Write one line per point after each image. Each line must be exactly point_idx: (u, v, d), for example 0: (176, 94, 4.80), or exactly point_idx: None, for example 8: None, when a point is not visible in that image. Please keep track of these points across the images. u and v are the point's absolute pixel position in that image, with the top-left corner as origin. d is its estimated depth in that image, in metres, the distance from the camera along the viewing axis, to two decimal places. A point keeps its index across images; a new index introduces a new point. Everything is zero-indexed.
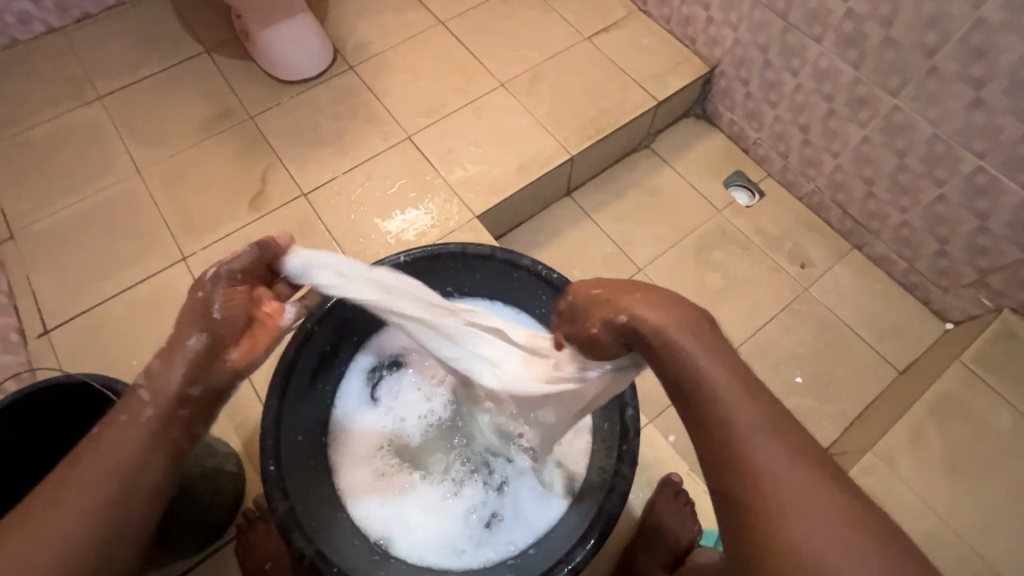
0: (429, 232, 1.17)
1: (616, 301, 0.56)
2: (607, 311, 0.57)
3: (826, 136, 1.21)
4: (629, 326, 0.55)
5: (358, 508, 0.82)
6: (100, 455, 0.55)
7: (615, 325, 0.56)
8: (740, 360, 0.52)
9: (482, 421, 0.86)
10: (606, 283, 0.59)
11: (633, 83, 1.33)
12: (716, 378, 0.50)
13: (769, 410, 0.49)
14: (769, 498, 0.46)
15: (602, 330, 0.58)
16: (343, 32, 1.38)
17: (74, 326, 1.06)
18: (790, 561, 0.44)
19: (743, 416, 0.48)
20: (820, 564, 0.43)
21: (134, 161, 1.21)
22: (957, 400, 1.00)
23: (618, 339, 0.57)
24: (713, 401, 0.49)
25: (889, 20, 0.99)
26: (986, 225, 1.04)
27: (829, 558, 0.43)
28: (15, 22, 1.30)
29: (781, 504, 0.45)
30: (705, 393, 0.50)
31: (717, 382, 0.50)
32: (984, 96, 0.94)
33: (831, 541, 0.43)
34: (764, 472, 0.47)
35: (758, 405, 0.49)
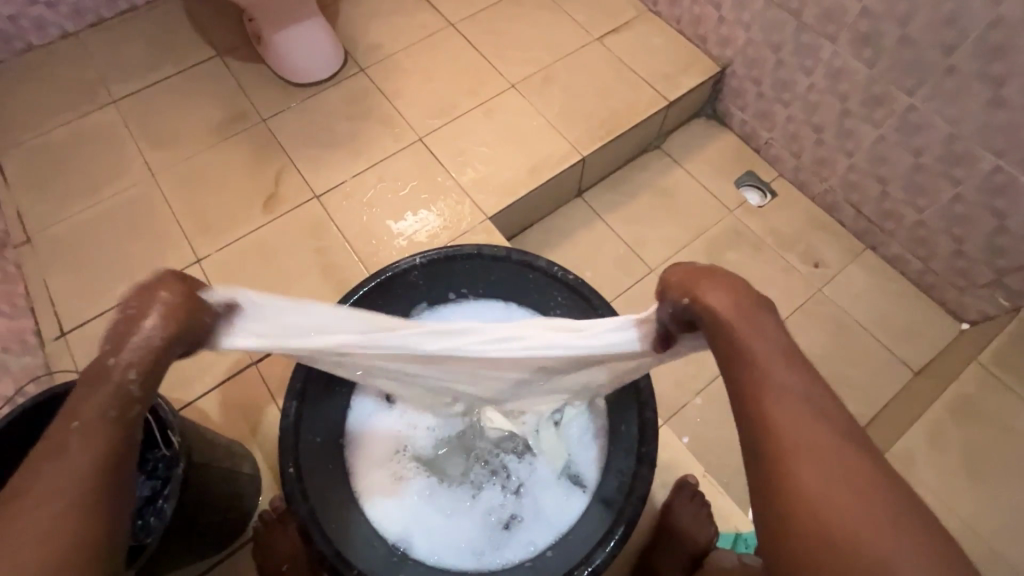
0: (441, 233, 1.17)
1: (689, 284, 0.54)
2: (676, 295, 0.55)
3: (840, 135, 1.20)
4: (693, 309, 0.53)
5: (376, 510, 0.82)
6: (68, 453, 0.45)
7: (681, 308, 0.55)
8: (787, 336, 0.51)
9: (493, 431, 0.86)
10: (685, 266, 0.56)
11: (644, 83, 1.33)
12: (759, 354, 0.49)
13: (806, 376, 0.48)
14: (797, 452, 0.45)
15: (670, 314, 0.57)
16: (354, 34, 1.38)
17: (91, 328, 1.07)
18: (814, 515, 0.42)
19: (778, 389, 0.47)
20: (844, 519, 0.42)
21: (148, 164, 1.22)
22: (976, 401, 0.99)
23: (683, 320, 0.56)
24: (751, 365, 0.49)
25: (906, 18, 0.99)
26: (1004, 225, 1.04)
27: (851, 513, 0.42)
28: (31, 27, 1.31)
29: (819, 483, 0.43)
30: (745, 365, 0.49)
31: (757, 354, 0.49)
32: (1003, 95, 0.93)
33: (870, 517, 0.42)
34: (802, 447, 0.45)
35: (801, 382, 0.48)
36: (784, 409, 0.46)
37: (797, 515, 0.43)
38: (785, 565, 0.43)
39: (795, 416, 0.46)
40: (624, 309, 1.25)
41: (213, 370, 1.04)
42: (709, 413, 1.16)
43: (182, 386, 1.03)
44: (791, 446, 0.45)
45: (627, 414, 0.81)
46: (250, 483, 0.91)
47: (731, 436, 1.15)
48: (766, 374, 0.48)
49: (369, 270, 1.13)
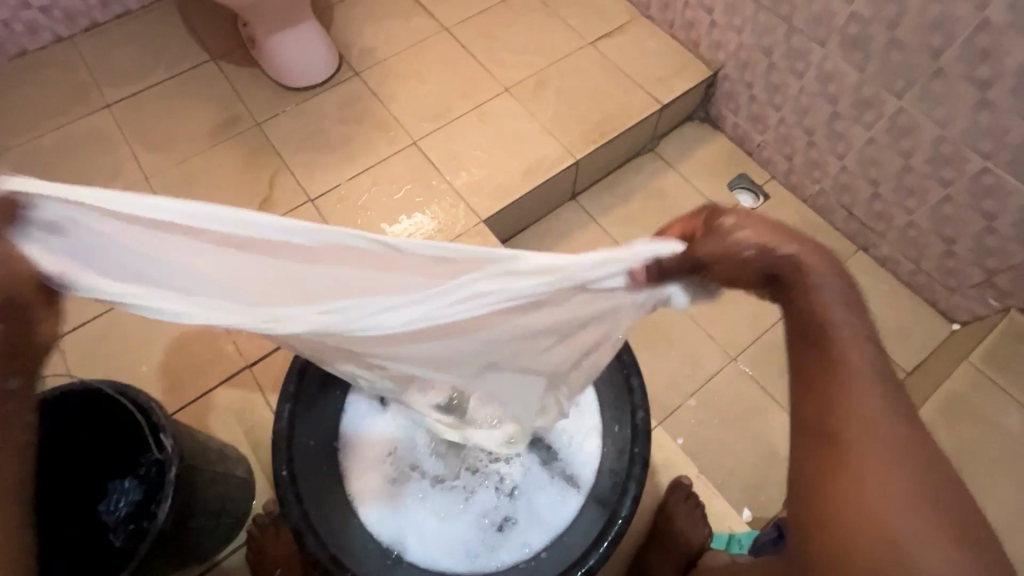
0: (435, 236, 1.17)
1: (745, 230, 0.52)
2: (733, 242, 0.52)
3: (831, 137, 1.21)
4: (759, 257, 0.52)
5: (368, 513, 0.81)
6: None
7: (743, 257, 0.52)
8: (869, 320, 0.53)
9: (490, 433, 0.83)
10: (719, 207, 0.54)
11: (637, 87, 1.34)
12: (838, 338, 0.52)
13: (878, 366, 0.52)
14: (850, 432, 0.50)
15: (731, 264, 0.53)
16: (348, 39, 1.39)
17: (82, 333, 1.07)
18: (851, 485, 0.49)
19: (853, 377, 0.51)
20: (876, 493, 0.48)
21: (142, 168, 1.22)
22: (967, 400, 1.00)
23: (752, 269, 0.53)
24: (830, 346, 0.52)
25: (894, 22, 1.00)
26: (993, 225, 1.05)
27: (882, 490, 0.48)
28: (24, 31, 1.31)
29: (868, 463, 0.49)
30: (830, 349, 0.52)
31: (840, 344, 0.52)
32: (991, 97, 0.94)
33: (902, 493, 0.48)
34: (861, 433, 0.49)
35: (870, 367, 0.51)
36: (851, 394, 0.51)
37: (840, 486, 0.49)
38: (806, 512, 0.51)
39: (859, 401, 0.50)
40: None
41: (207, 374, 1.04)
42: (704, 414, 1.17)
43: (175, 390, 1.02)
44: (852, 428, 0.50)
45: (619, 415, 0.83)
46: (244, 487, 0.90)
47: (725, 437, 1.15)
48: (842, 361, 0.51)
49: None
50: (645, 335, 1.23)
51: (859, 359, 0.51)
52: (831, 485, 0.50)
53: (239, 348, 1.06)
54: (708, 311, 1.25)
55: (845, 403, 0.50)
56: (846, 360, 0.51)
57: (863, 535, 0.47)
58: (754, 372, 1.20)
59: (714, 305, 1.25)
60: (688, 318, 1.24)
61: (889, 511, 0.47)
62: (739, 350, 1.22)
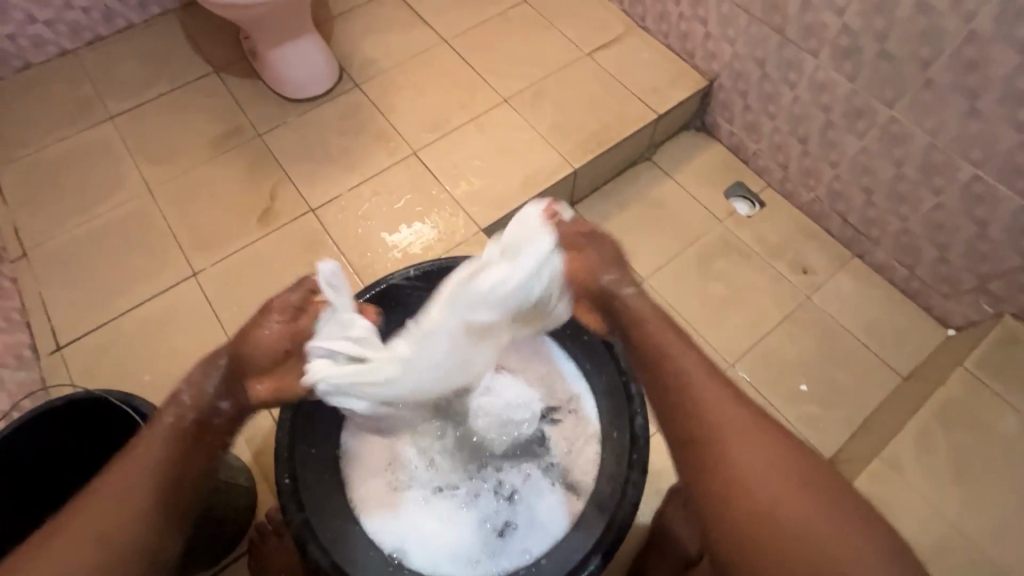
0: (435, 245, 1.19)
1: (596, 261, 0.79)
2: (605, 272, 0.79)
3: (824, 146, 1.23)
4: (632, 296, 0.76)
5: (370, 518, 0.82)
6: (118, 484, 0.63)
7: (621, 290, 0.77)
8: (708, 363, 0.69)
9: (482, 421, 0.89)
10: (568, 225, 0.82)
11: (634, 97, 1.36)
12: (670, 352, 0.70)
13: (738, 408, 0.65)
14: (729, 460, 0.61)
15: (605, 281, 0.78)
16: (348, 51, 1.41)
17: (86, 342, 1.08)
18: (741, 500, 0.58)
19: (717, 407, 0.65)
20: (760, 500, 0.58)
21: (145, 179, 1.24)
22: (962, 405, 1.01)
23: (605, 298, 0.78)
24: (689, 396, 0.66)
25: (884, 33, 1.02)
26: (985, 232, 1.06)
27: (763, 497, 0.58)
28: (29, 45, 1.33)
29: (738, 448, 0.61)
30: (668, 369, 0.69)
31: (677, 363, 0.69)
32: (979, 106, 0.96)
33: (781, 498, 0.58)
34: (721, 424, 0.63)
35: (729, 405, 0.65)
36: (703, 397, 0.66)
37: (728, 474, 0.60)
38: (730, 545, 0.58)
39: (708, 404, 0.65)
40: None
41: None
42: None
43: None
44: (710, 424, 0.63)
45: (617, 420, 0.83)
46: (246, 496, 0.91)
47: None
48: (687, 375, 0.68)
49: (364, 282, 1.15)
50: None
51: (696, 371, 0.68)
52: (719, 474, 0.61)
53: None
54: (706, 317, 1.26)
55: (698, 408, 0.65)
56: (687, 375, 0.68)
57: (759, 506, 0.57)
58: (752, 378, 1.21)
59: (712, 311, 1.27)
60: (686, 325, 1.26)
61: (766, 478, 0.59)
62: (736, 356, 1.23)
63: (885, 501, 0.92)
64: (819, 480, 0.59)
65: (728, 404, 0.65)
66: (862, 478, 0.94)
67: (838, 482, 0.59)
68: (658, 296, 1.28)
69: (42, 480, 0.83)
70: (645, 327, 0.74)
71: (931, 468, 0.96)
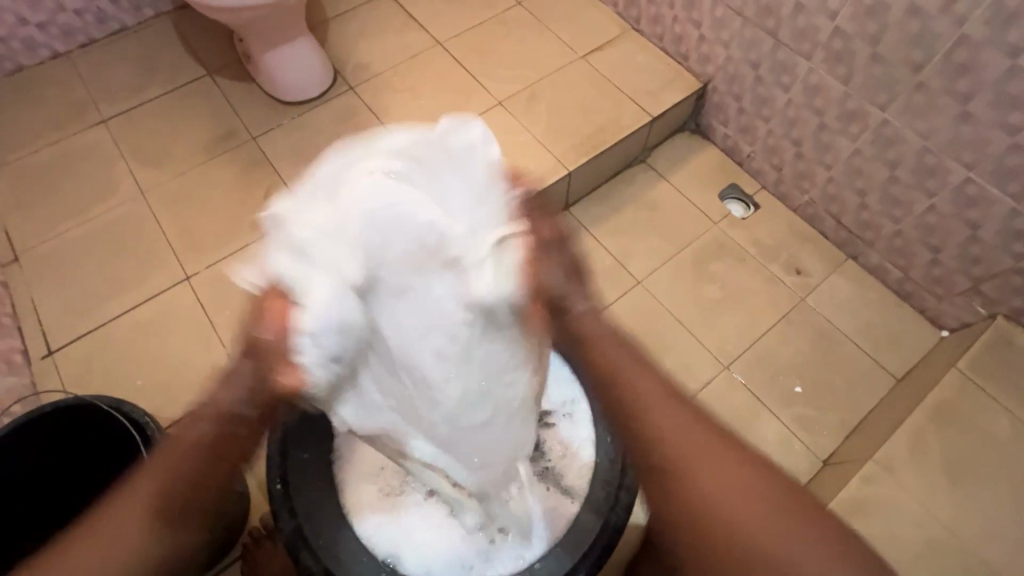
0: None
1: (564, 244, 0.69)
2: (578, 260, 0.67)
3: (818, 149, 1.24)
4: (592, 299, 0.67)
5: (363, 520, 0.83)
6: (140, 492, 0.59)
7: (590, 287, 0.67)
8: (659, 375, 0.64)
9: None
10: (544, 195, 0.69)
11: (628, 100, 1.36)
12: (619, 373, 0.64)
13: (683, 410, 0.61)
14: (685, 478, 0.56)
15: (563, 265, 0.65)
16: (343, 54, 1.41)
17: (78, 347, 1.07)
18: (699, 515, 0.55)
19: (661, 417, 0.60)
20: (716, 514, 0.54)
21: (138, 183, 1.23)
22: (956, 407, 1.01)
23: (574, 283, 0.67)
24: (640, 411, 0.60)
25: (876, 37, 1.02)
26: (977, 234, 1.07)
27: (719, 510, 0.54)
28: (21, 48, 1.33)
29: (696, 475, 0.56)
30: (614, 387, 0.63)
31: (634, 382, 0.63)
32: (971, 110, 0.97)
33: (739, 507, 0.54)
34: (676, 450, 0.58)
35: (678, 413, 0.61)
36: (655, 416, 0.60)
37: (684, 503, 0.56)
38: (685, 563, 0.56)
39: (662, 427, 0.59)
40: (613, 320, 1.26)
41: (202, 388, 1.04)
42: None
43: (171, 404, 1.03)
44: (669, 453, 0.58)
45: (612, 424, 0.84)
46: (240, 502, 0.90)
47: None
48: (636, 391, 0.62)
49: None
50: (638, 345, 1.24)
51: (642, 388, 0.62)
52: (678, 507, 0.56)
53: None
54: (701, 319, 1.26)
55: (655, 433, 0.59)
56: (638, 397, 0.61)
57: (721, 534, 0.54)
58: (747, 380, 1.21)
59: (707, 314, 1.27)
60: (681, 327, 1.26)
61: (726, 502, 0.55)
62: (731, 358, 1.23)
63: (877, 503, 0.93)
64: (778, 497, 0.55)
65: (682, 422, 0.60)
66: (854, 481, 0.95)
67: (790, 488, 0.57)
68: (653, 299, 1.28)
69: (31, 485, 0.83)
70: (596, 346, 0.65)
71: (925, 469, 0.96)
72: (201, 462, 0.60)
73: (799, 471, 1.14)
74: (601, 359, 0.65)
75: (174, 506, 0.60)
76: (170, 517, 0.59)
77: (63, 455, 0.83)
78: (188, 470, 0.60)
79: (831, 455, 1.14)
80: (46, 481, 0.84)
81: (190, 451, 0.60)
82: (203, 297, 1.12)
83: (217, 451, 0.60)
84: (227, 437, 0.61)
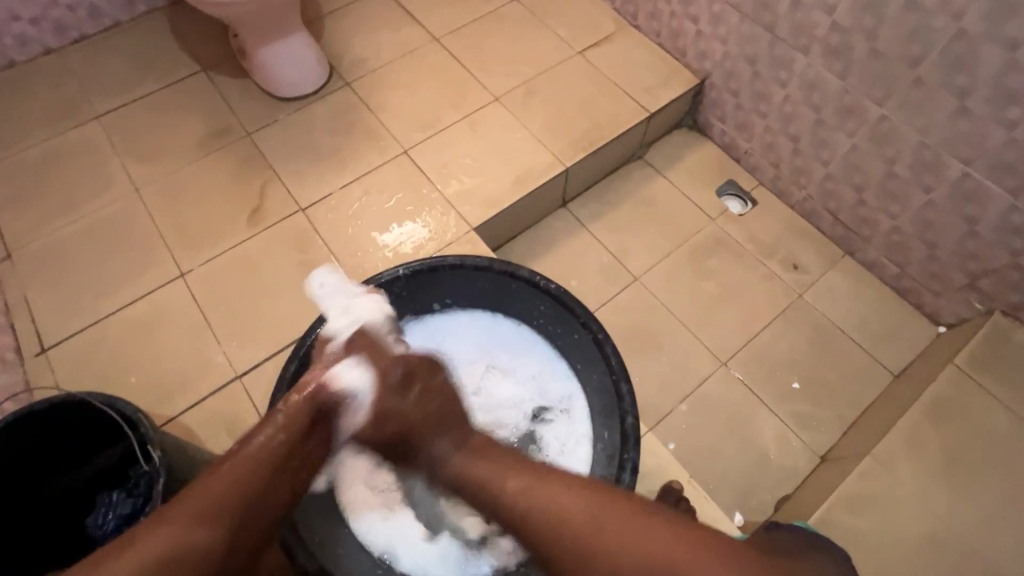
0: (426, 245, 1.18)
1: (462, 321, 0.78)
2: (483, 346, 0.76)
3: (815, 145, 1.23)
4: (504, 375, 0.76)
5: (357, 522, 0.81)
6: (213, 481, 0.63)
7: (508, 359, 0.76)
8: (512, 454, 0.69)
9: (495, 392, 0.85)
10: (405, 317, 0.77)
11: (626, 96, 1.35)
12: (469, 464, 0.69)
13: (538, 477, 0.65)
14: (592, 545, 0.58)
15: None
16: (338, 50, 1.40)
17: (72, 344, 1.06)
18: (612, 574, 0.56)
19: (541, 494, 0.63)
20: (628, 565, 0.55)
21: (132, 180, 1.22)
22: (953, 403, 1.01)
23: None
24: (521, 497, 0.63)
25: (874, 32, 1.02)
26: (975, 230, 1.07)
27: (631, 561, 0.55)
28: (14, 44, 1.31)
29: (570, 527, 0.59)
30: (471, 483, 0.68)
31: (473, 469, 0.69)
32: (969, 105, 0.96)
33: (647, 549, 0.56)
34: (549, 516, 0.61)
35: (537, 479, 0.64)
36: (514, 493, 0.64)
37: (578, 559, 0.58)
38: None
39: (529, 499, 0.63)
40: (611, 316, 1.26)
41: (197, 385, 1.03)
42: (696, 419, 1.17)
43: (166, 401, 1.02)
44: (544, 521, 0.61)
45: (610, 420, 0.83)
46: None
47: (716, 441, 1.16)
48: (475, 476, 0.68)
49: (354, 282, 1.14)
50: (634, 341, 1.24)
51: (492, 474, 0.67)
52: (576, 563, 0.58)
53: (229, 359, 1.06)
54: (698, 316, 1.26)
55: (520, 508, 0.63)
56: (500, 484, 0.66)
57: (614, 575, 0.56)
58: (745, 377, 1.21)
59: (704, 310, 1.27)
60: (679, 324, 1.25)
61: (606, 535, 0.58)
62: (729, 355, 1.23)
63: (873, 499, 0.93)
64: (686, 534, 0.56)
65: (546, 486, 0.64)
66: (851, 477, 0.95)
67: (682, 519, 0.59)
68: (651, 296, 1.28)
69: (28, 486, 0.82)
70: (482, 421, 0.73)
71: (922, 466, 0.96)
72: (269, 472, 0.65)
73: (796, 467, 1.14)
74: (447, 467, 0.71)
75: (236, 517, 0.61)
76: (222, 527, 0.60)
77: (59, 453, 0.82)
78: (255, 481, 0.64)
79: (828, 451, 1.14)
80: (43, 481, 0.83)
81: (262, 459, 0.66)
82: (198, 295, 1.11)
83: (285, 460, 0.67)
84: (296, 447, 0.69)
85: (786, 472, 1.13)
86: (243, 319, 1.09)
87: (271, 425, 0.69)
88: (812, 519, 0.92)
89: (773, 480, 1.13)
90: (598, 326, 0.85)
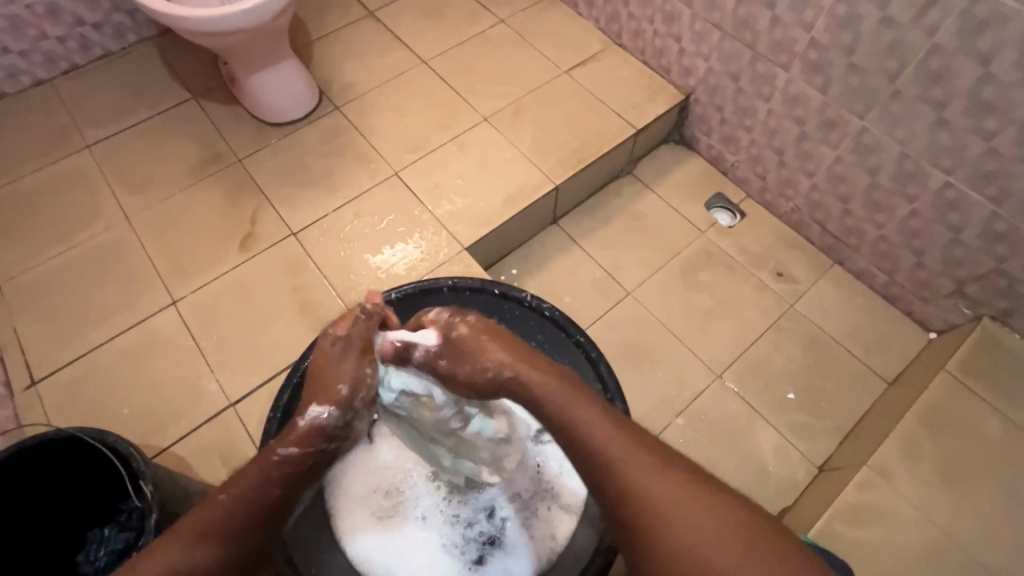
0: (418, 266, 1.18)
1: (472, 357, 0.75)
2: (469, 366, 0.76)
3: (800, 157, 1.25)
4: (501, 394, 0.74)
5: (353, 542, 0.84)
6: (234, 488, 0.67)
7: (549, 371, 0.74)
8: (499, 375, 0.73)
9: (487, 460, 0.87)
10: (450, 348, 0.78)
11: (612, 112, 1.37)
12: None
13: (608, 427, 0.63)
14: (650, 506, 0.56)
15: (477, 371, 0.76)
16: (328, 75, 1.42)
17: (62, 377, 1.05)
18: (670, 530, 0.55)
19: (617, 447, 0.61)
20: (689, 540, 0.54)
21: (122, 208, 1.22)
22: (946, 410, 1.01)
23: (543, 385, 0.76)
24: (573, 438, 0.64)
25: (851, 48, 1.04)
26: (959, 237, 1.08)
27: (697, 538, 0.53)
28: (3, 76, 1.32)
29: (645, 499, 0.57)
30: (579, 441, 0.63)
31: (578, 422, 0.65)
32: (947, 116, 0.99)
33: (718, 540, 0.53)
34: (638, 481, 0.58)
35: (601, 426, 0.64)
36: (654, 504, 0.56)
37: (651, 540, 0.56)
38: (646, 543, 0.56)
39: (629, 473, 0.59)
40: (605, 331, 1.27)
41: (190, 415, 1.03)
42: (693, 432, 1.17)
43: (157, 431, 1.01)
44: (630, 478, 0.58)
45: None
46: None
47: (714, 455, 1.15)
48: (605, 452, 0.61)
49: (347, 304, 1.14)
50: (628, 356, 1.24)
51: (609, 440, 0.62)
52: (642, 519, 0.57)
53: (223, 387, 1.05)
54: (691, 330, 1.27)
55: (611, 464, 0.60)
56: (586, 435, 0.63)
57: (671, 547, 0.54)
58: (740, 389, 1.21)
59: (696, 322, 1.27)
60: (672, 337, 1.26)
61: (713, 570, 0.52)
62: (723, 367, 1.23)
63: (872, 509, 0.93)
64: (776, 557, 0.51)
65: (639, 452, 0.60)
66: (850, 488, 0.94)
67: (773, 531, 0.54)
68: (644, 309, 1.29)
69: (19, 525, 0.81)
70: None
71: (920, 474, 0.96)
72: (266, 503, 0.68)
73: (795, 479, 1.13)
74: None
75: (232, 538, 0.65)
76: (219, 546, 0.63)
77: (51, 491, 0.82)
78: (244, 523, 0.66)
79: (825, 461, 1.14)
80: (35, 519, 0.82)
81: (257, 501, 0.68)
82: (191, 323, 1.11)
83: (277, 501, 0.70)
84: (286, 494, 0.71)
85: (785, 485, 1.13)
86: (236, 346, 1.09)
87: (264, 466, 0.70)
88: (812, 533, 0.92)
89: (773, 493, 1.12)
90: (591, 345, 0.90)
